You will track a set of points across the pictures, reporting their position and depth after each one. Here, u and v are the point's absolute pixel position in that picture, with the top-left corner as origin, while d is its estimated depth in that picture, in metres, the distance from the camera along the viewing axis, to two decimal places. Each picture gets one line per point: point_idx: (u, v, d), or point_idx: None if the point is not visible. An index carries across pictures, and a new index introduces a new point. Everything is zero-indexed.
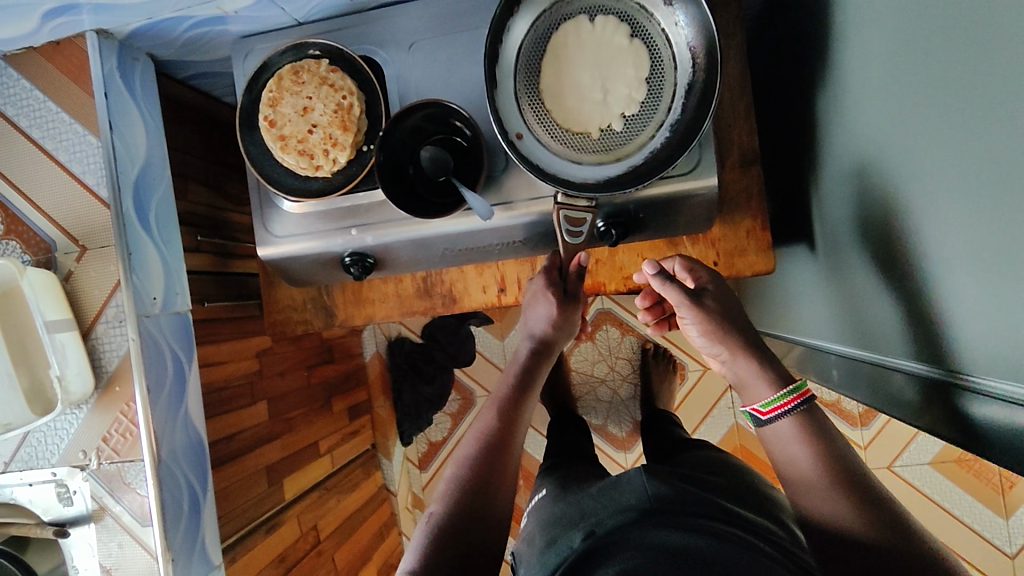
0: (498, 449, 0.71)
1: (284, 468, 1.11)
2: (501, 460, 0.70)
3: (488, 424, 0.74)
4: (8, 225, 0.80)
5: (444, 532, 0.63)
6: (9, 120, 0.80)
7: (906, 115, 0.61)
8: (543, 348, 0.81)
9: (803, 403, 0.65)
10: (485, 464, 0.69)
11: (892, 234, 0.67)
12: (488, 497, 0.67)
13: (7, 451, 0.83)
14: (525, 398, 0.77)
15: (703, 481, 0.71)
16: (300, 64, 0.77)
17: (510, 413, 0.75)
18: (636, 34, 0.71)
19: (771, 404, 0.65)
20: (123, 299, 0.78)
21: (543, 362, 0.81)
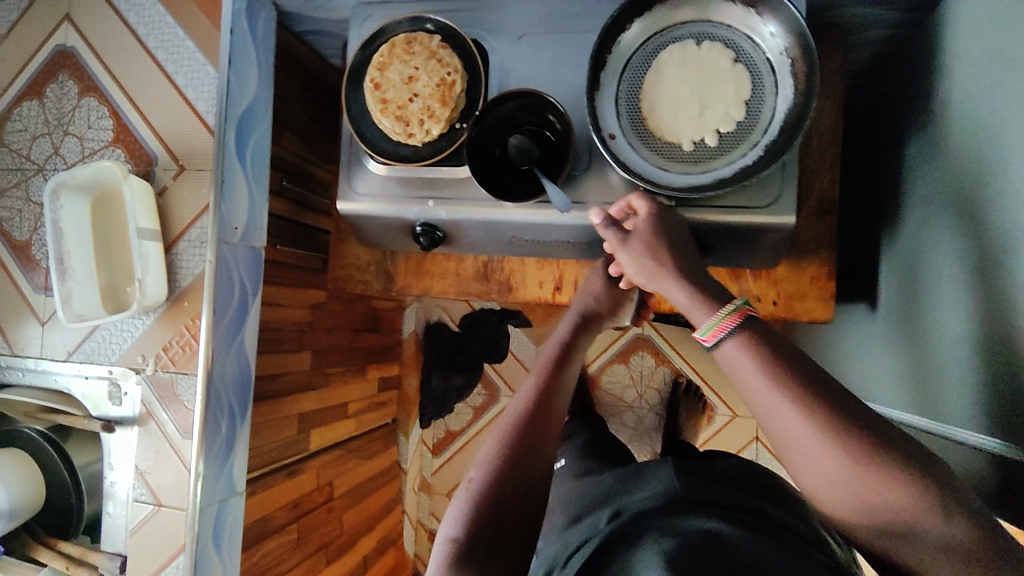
0: (542, 422, 0.67)
1: (313, 420, 1.15)
2: (545, 423, 0.67)
3: (534, 387, 0.71)
4: (117, 134, 0.86)
5: (485, 504, 0.60)
6: (138, 38, 0.86)
7: (997, 184, 0.60)
8: (586, 320, 0.82)
9: (743, 321, 0.55)
10: (532, 426, 0.67)
11: (966, 301, 0.66)
12: (537, 465, 0.64)
13: (72, 343, 0.89)
14: (566, 364, 0.75)
15: (745, 483, 0.69)
16: (413, 36, 0.81)
17: (551, 382, 0.72)
18: (740, 58, 0.73)
19: (711, 329, 0.56)
20: (209, 223, 0.82)
21: (586, 333, 0.81)
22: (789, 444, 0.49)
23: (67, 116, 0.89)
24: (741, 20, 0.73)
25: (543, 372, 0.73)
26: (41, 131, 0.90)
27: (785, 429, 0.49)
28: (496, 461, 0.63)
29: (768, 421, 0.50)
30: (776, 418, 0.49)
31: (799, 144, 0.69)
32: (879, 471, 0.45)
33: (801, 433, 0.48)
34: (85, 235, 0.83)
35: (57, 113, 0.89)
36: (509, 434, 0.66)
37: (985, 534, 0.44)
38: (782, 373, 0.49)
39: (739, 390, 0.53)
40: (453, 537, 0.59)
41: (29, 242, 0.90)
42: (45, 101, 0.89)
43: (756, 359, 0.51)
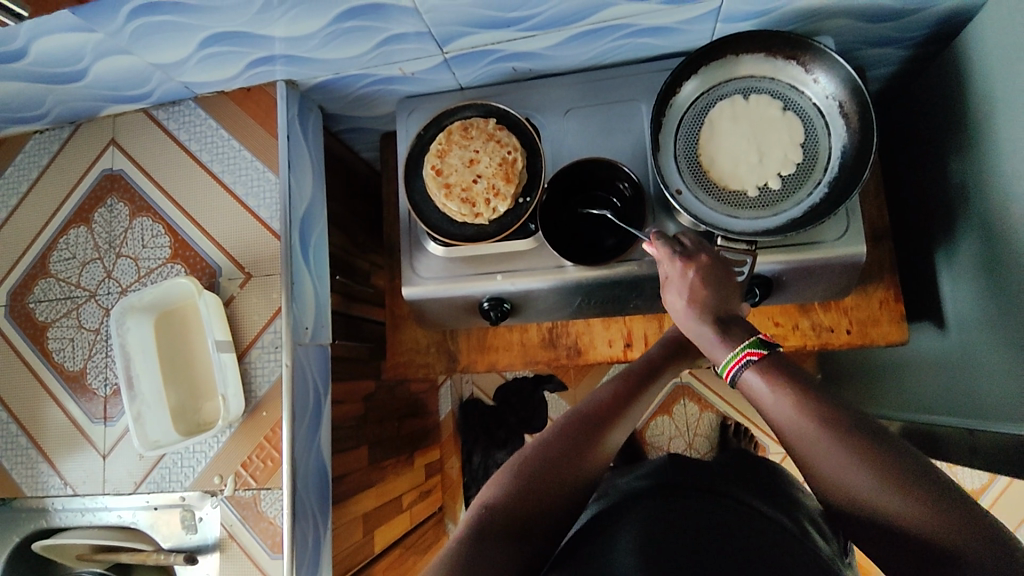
0: (605, 423, 0.65)
1: (376, 519, 1.09)
2: (609, 422, 0.65)
3: (610, 391, 0.69)
4: (175, 250, 0.85)
5: (528, 477, 0.59)
6: (190, 153, 0.87)
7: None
8: (678, 347, 0.77)
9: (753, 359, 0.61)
10: (596, 421, 0.65)
11: None
12: (592, 455, 0.63)
13: (137, 473, 0.84)
14: (648, 385, 0.72)
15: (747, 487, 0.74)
16: (469, 122, 0.84)
17: (626, 392, 0.69)
18: (788, 107, 0.78)
19: (726, 367, 0.64)
20: (282, 326, 0.80)
21: (675, 360, 0.76)
22: (817, 463, 0.54)
23: (119, 239, 0.87)
24: (783, 72, 0.79)
25: (623, 381, 0.70)
26: (90, 256, 0.88)
27: (808, 451, 0.55)
28: (549, 442, 0.62)
29: (795, 443, 0.57)
30: (800, 442, 0.56)
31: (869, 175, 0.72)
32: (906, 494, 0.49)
33: (828, 456, 0.53)
34: (152, 355, 0.80)
35: (107, 236, 0.88)
36: (567, 422, 0.64)
37: (954, 510, 0.47)
38: (804, 405, 0.56)
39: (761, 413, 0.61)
40: (487, 500, 0.58)
41: (82, 371, 0.86)
42: (93, 227, 0.88)
43: (780, 391, 0.58)
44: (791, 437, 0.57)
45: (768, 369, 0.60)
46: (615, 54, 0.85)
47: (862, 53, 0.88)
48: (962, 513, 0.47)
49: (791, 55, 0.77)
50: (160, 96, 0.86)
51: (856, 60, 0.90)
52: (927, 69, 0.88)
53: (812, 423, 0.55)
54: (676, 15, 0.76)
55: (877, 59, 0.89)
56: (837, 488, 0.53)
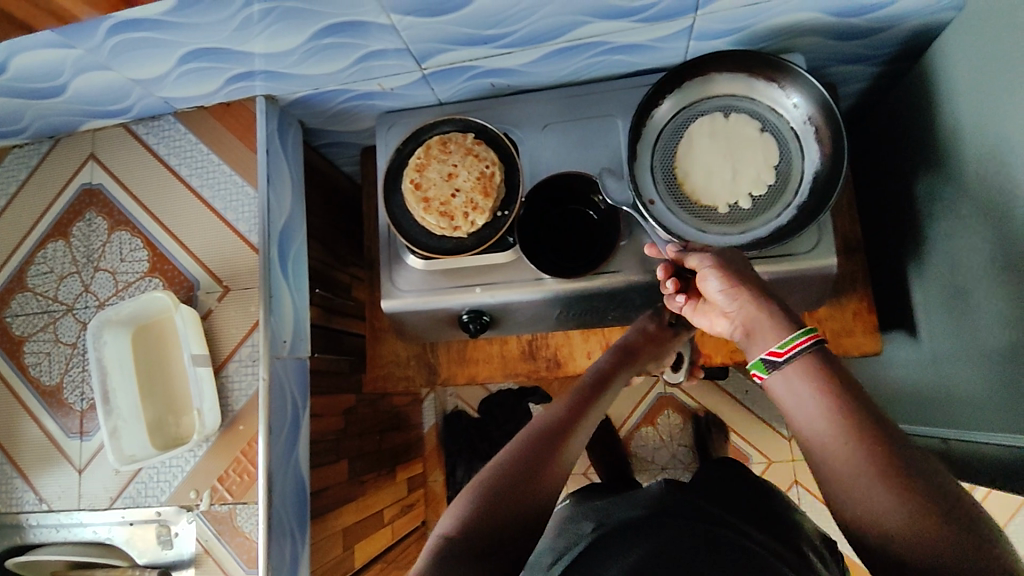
0: (560, 436, 0.65)
1: (356, 533, 1.09)
2: (563, 436, 0.65)
3: (562, 408, 0.69)
4: (154, 264, 0.85)
5: (490, 500, 0.57)
6: (169, 167, 0.87)
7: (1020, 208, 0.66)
8: (625, 355, 0.78)
9: (816, 345, 0.54)
10: (550, 435, 0.64)
11: (1000, 320, 0.70)
12: (551, 470, 0.62)
13: (113, 488, 0.83)
14: (599, 394, 0.73)
15: (741, 512, 0.72)
16: (448, 136, 0.84)
17: (577, 404, 0.69)
18: (765, 128, 0.79)
19: (786, 344, 0.55)
20: (260, 340, 0.81)
21: (625, 367, 0.77)
22: (848, 479, 0.49)
23: (97, 253, 0.88)
24: (763, 93, 0.79)
25: (573, 398, 0.71)
26: (68, 270, 0.88)
27: (842, 464, 0.49)
28: (507, 463, 0.61)
29: (825, 455, 0.50)
30: (835, 455, 0.50)
31: (836, 202, 0.73)
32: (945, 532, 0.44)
33: (867, 474, 0.48)
34: (129, 369, 0.80)
35: (86, 250, 0.88)
36: (524, 439, 0.63)
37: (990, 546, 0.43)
38: (850, 415, 0.50)
39: (790, 420, 0.55)
40: (447, 532, 0.56)
41: (59, 386, 0.86)
42: (72, 241, 0.88)
43: (828, 394, 0.52)
44: (822, 446, 0.51)
45: (820, 365, 0.53)
46: (591, 70, 0.86)
47: (832, 71, 0.90)
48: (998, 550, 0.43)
49: (771, 76, 0.78)
50: (140, 112, 0.87)
51: (826, 77, 0.92)
52: (896, 86, 0.90)
53: (856, 437, 0.49)
54: (650, 33, 0.78)
55: (847, 76, 0.91)
56: (863, 512, 0.48)
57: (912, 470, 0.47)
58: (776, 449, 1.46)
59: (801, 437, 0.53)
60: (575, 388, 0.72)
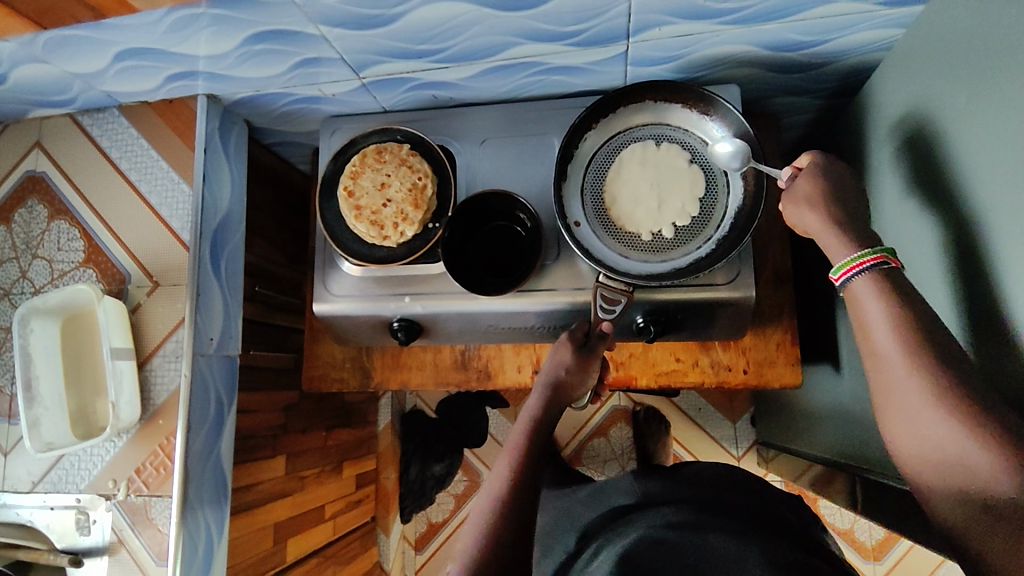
0: (518, 509, 0.62)
1: (290, 527, 1.10)
2: (519, 506, 0.62)
3: (508, 468, 0.66)
4: (89, 255, 0.86)
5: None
6: (110, 160, 0.88)
7: (930, 257, 0.66)
8: (557, 394, 0.74)
9: (877, 267, 0.58)
10: (507, 511, 0.62)
11: None
12: (512, 551, 0.59)
13: (36, 472, 0.84)
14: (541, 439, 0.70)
15: (733, 496, 0.74)
16: (384, 145, 0.85)
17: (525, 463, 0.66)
18: (696, 160, 0.81)
19: (843, 267, 0.60)
20: (184, 336, 0.82)
21: (558, 405, 0.74)
22: (896, 384, 0.53)
23: (36, 240, 0.88)
24: (697, 125, 0.81)
25: (515, 451, 0.68)
26: (8, 255, 0.89)
27: (893, 372, 0.54)
28: (474, 558, 0.58)
29: (882, 368, 0.55)
30: (888, 365, 0.54)
31: (750, 239, 0.76)
32: (974, 433, 0.48)
33: (916, 382, 0.52)
34: (55, 358, 0.81)
35: (25, 237, 0.89)
36: (483, 531, 0.60)
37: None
38: (905, 330, 0.54)
39: (862, 334, 0.58)
40: None
41: None
42: (12, 227, 0.89)
43: (888, 310, 0.55)
44: (880, 357, 0.55)
45: (884, 285, 0.57)
46: (532, 88, 0.86)
47: (775, 101, 0.90)
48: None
49: (704, 110, 0.80)
50: (84, 103, 0.87)
51: (771, 107, 0.92)
52: (837, 121, 0.90)
53: (909, 347, 0.53)
54: (585, 57, 0.78)
55: (790, 107, 0.91)
56: (909, 421, 0.52)
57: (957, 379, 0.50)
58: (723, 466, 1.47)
59: (871, 353, 0.56)
60: (519, 444, 0.69)
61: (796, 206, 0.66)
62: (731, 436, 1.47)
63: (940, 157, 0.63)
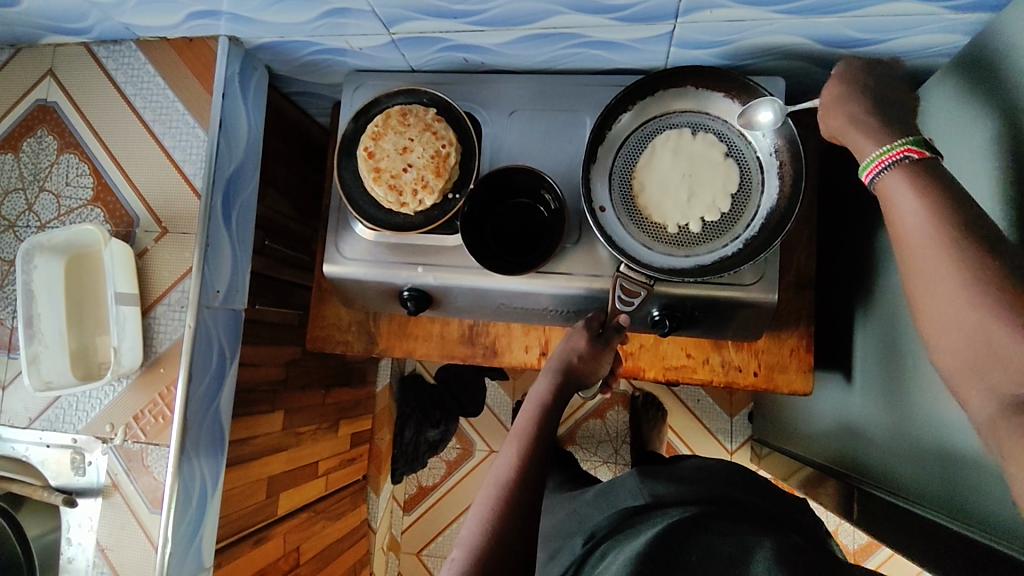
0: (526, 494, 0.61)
1: (283, 482, 1.10)
2: (529, 491, 0.62)
3: (516, 453, 0.66)
4: (97, 194, 0.84)
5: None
6: (124, 96, 0.85)
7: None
8: (567, 378, 0.73)
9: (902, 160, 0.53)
10: (519, 494, 0.61)
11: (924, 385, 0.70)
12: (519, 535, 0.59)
13: (34, 408, 0.84)
14: (550, 425, 0.69)
15: (737, 495, 0.74)
16: (409, 107, 0.81)
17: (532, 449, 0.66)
18: (731, 153, 0.77)
19: (866, 169, 0.56)
20: (190, 286, 0.80)
21: (566, 392, 0.73)
22: (923, 283, 0.49)
23: (43, 172, 0.86)
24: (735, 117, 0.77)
25: (522, 437, 0.68)
26: (14, 185, 0.86)
27: (924, 265, 0.49)
28: (482, 539, 0.58)
29: (913, 260, 0.50)
30: (917, 254, 0.49)
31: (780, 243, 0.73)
32: (1007, 328, 0.43)
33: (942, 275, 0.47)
34: (58, 296, 0.80)
35: (33, 168, 0.86)
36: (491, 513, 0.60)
37: None
38: (939, 220, 0.49)
39: (893, 229, 0.53)
40: None
41: None
42: (21, 156, 0.87)
43: (921, 203, 0.50)
44: (909, 252, 0.50)
45: (914, 180, 0.52)
46: (568, 61, 0.82)
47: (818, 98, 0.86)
48: None
49: (746, 101, 0.76)
50: (101, 34, 0.83)
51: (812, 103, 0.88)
52: None
53: (942, 238, 0.48)
54: (629, 33, 0.74)
55: None
56: (939, 313, 0.47)
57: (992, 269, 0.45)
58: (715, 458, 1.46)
59: (902, 247, 0.52)
60: (528, 430, 0.68)
61: (827, 119, 0.63)
62: (727, 430, 1.47)
63: (989, 179, 0.60)
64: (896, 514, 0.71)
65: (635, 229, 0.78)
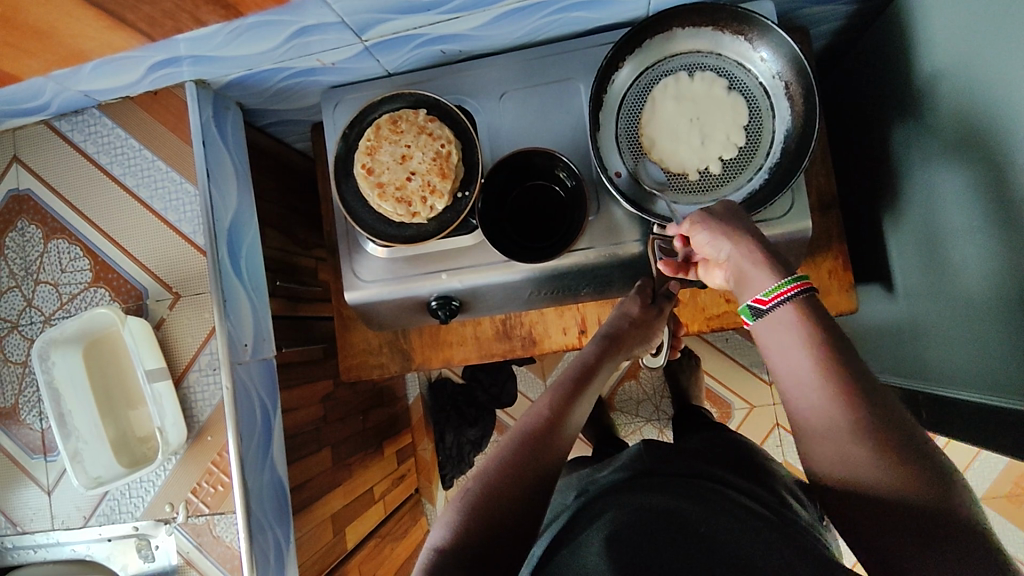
0: (555, 440, 0.61)
1: (345, 516, 1.08)
2: (555, 442, 0.61)
3: (553, 401, 0.64)
4: (97, 273, 0.80)
5: (477, 515, 0.54)
6: (99, 166, 0.81)
7: (1003, 167, 0.63)
8: (614, 340, 0.73)
9: (802, 294, 0.52)
10: (542, 440, 0.60)
11: (983, 276, 0.68)
12: (538, 476, 0.58)
13: (86, 506, 0.81)
14: (591, 381, 0.68)
15: (719, 463, 0.70)
16: (398, 114, 0.78)
17: (570, 402, 0.65)
18: (734, 86, 0.75)
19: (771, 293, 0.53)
20: (218, 347, 0.77)
21: (611, 356, 0.72)
22: (830, 442, 0.48)
23: (35, 264, 0.82)
24: (731, 48, 0.75)
25: (561, 387, 0.66)
26: (7, 284, 0.82)
27: (800, 388, 0.50)
28: (495, 474, 0.57)
29: (787, 379, 0.52)
30: (793, 377, 0.51)
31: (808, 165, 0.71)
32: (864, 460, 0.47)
33: (856, 457, 0.47)
34: (83, 387, 0.76)
35: (22, 262, 0.82)
36: (512, 447, 0.59)
37: (926, 491, 0.45)
38: (837, 393, 0.48)
39: (766, 353, 0.54)
40: (436, 547, 0.53)
41: (15, 406, 0.82)
42: (7, 253, 0.83)
43: (803, 342, 0.51)
44: (803, 407, 0.50)
45: (806, 314, 0.52)
46: (548, 29, 0.79)
47: (804, 12, 0.83)
48: (929, 487, 0.45)
49: (739, 30, 0.73)
50: (59, 107, 0.78)
51: (798, 19, 0.85)
52: (872, 26, 0.84)
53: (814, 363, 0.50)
54: None
55: (823, 17, 0.84)
56: (814, 429, 0.50)
57: (886, 428, 0.47)
58: (755, 392, 1.46)
59: (774, 369, 0.53)
60: (567, 381, 0.67)
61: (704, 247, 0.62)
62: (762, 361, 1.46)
63: (1016, 57, 0.58)
64: (982, 413, 0.70)
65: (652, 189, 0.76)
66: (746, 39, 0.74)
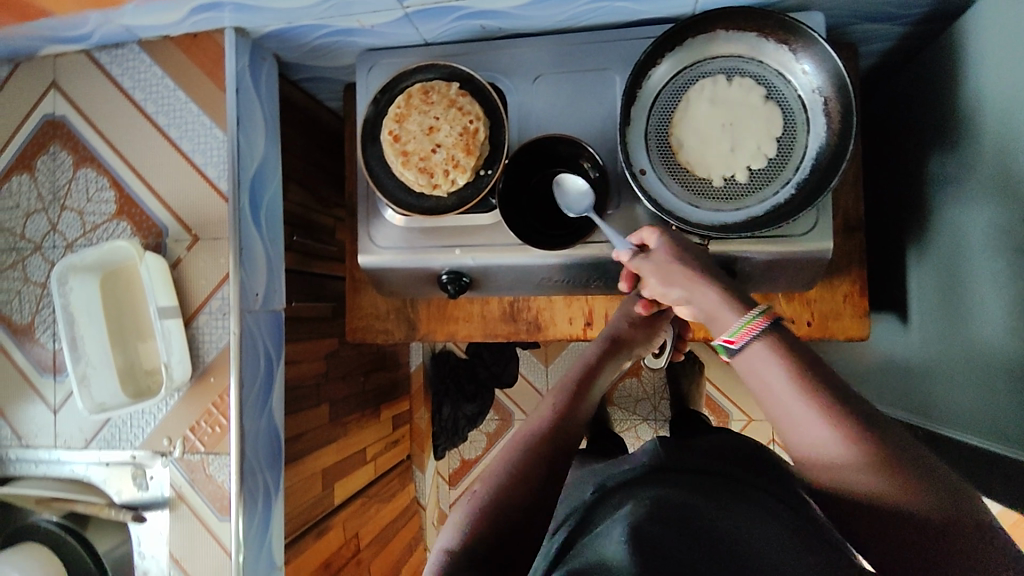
0: (563, 443, 0.61)
1: (336, 473, 1.10)
2: (562, 442, 0.61)
3: (552, 407, 0.64)
4: (121, 206, 0.82)
5: (490, 514, 0.53)
6: (134, 102, 0.82)
7: None
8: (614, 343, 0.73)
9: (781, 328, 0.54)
10: (549, 441, 0.60)
11: (1001, 319, 0.67)
12: (547, 473, 0.57)
13: (88, 429, 0.84)
14: (593, 383, 0.69)
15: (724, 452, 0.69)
16: (430, 85, 0.78)
17: (573, 404, 0.65)
18: (771, 95, 0.74)
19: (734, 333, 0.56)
20: (230, 293, 0.79)
21: (612, 359, 0.73)
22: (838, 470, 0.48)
23: (63, 190, 0.84)
24: (773, 56, 0.74)
25: (562, 391, 0.67)
26: (34, 207, 0.85)
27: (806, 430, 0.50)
28: (504, 472, 0.56)
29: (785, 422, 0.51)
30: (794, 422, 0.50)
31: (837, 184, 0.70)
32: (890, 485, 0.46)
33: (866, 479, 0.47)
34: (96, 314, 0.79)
35: (52, 186, 0.84)
36: (519, 448, 0.59)
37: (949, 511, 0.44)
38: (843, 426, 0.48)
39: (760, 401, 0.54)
40: (448, 548, 0.51)
41: (31, 324, 0.85)
42: (37, 175, 0.85)
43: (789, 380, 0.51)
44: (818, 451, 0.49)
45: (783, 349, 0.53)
46: (590, 16, 0.78)
47: (855, 28, 0.81)
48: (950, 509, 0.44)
49: (783, 38, 0.72)
50: (101, 38, 0.79)
51: (847, 35, 0.83)
52: (922, 50, 0.82)
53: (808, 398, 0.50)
54: None
55: (874, 35, 0.82)
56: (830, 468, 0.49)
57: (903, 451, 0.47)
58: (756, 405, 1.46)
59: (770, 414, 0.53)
60: (567, 386, 0.68)
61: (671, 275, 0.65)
62: None
63: None
64: (979, 455, 0.70)
65: (675, 190, 0.75)
66: (789, 48, 0.72)
